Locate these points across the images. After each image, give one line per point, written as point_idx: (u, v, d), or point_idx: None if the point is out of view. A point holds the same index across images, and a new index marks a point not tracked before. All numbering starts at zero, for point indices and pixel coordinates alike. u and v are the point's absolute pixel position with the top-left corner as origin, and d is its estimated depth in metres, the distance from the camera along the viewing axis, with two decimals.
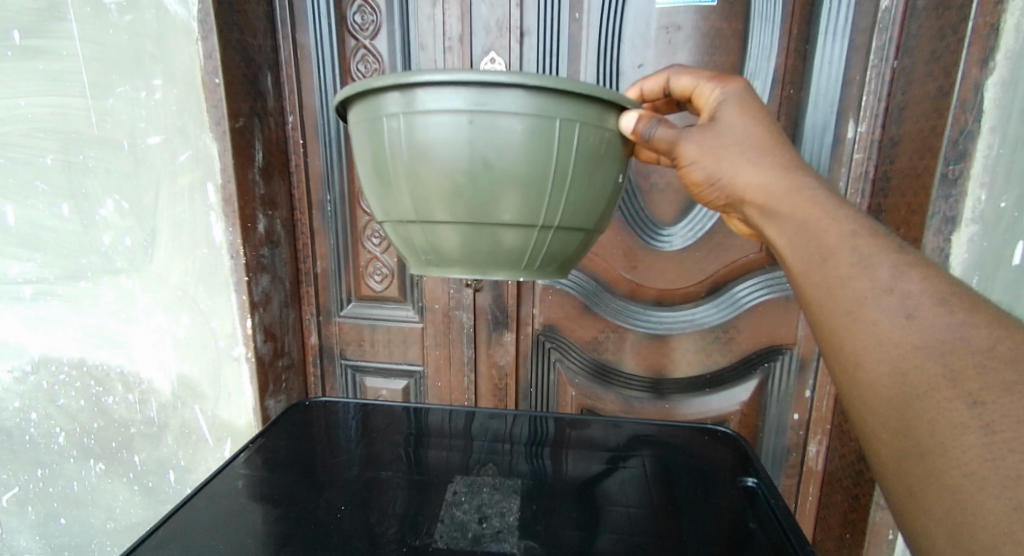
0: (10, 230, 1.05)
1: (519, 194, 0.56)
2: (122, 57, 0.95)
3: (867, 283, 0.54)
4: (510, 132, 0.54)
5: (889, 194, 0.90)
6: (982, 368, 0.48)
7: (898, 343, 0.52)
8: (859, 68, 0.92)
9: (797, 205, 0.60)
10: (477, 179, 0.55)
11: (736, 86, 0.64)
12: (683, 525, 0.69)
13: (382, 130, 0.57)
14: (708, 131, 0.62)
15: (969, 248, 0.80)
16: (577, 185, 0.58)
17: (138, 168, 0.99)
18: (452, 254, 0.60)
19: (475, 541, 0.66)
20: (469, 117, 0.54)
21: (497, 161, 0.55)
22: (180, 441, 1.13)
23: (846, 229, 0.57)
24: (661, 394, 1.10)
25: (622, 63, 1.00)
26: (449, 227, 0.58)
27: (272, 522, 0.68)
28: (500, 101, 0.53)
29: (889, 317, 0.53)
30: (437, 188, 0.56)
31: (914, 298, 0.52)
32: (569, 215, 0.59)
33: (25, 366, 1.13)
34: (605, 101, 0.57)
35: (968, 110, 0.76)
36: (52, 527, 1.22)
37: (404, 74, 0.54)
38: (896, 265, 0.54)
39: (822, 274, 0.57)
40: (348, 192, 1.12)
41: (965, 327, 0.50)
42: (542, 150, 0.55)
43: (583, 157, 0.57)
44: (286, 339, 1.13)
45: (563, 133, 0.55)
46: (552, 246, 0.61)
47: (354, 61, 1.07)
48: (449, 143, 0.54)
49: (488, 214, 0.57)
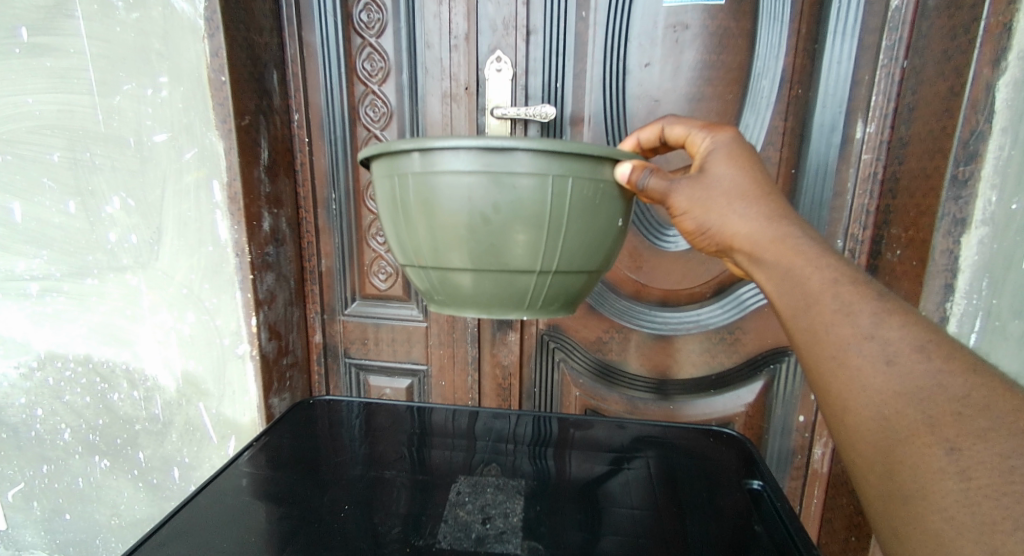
0: (16, 228, 1.05)
1: (518, 245, 0.59)
2: (130, 55, 0.96)
3: (849, 329, 0.56)
4: (507, 191, 0.57)
5: (898, 195, 0.89)
6: (959, 416, 0.50)
7: (880, 389, 0.53)
8: (868, 67, 0.91)
9: (781, 254, 0.60)
10: (476, 232, 0.58)
11: (727, 137, 0.64)
12: (687, 527, 0.68)
13: (392, 188, 0.61)
14: (698, 182, 0.62)
15: (979, 250, 0.78)
16: (572, 232, 0.60)
17: (144, 166, 1.00)
18: (460, 298, 0.63)
19: (479, 541, 0.65)
20: (468, 179, 0.57)
21: (495, 217, 0.57)
22: (185, 438, 1.13)
23: (828, 275, 0.58)
24: (665, 394, 1.09)
25: (628, 62, 1.00)
26: (454, 274, 0.61)
27: (276, 520, 0.68)
28: (497, 164, 0.56)
29: (872, 362, 0.54)
30: (444, 239, 0.59)
31: (894, 345, 0.54)
32: (568, 260, 0.61)
33: (31, 362, 1.13)
34: (597, 155, 0.58)
35: (979, 110, 0.76)
36: (57, 522, 1.23)
37: (407, 140, 0.58)
38: (877, 312, 0.55)
39: (809, 318, 0.58)
40: (353, 190, 1.12)
41: (942, 374, 0.52)
42: (537, 206, 0.57)
43: (577, 207, 0.59)
44: (290, 337, 1.13)
45: (556, 187, 0.57)
46: (554, 288, 0.63)
47: (360, 59, 1.06)
48: (450, 200, 0.58)
49: (491, 261, 0.59)
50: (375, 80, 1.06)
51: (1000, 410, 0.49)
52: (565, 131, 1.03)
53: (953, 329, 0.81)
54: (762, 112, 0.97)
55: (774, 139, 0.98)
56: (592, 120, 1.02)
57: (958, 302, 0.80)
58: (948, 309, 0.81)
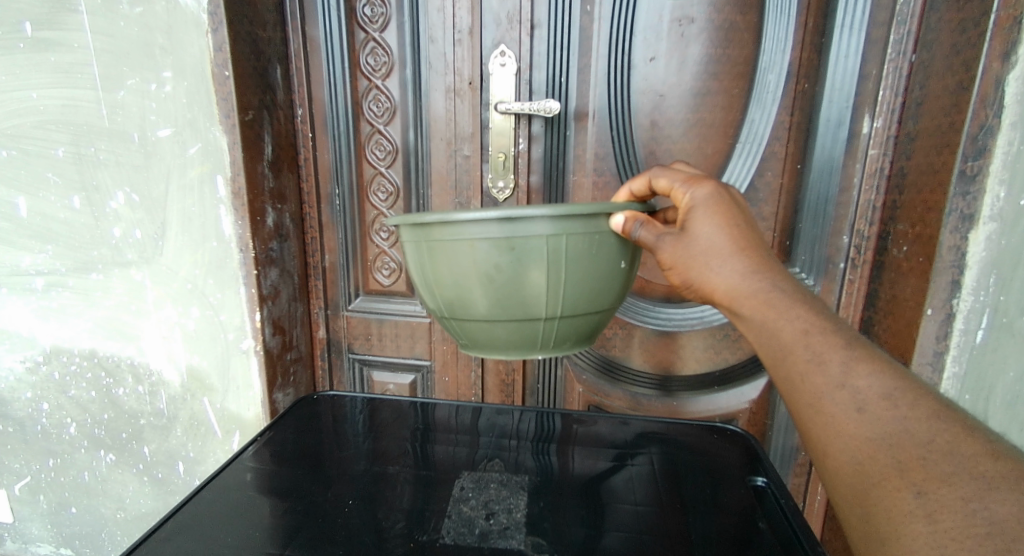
0: (22, 222, 1.06)
1: (523, 298, 0.63)
2: (133, 49, 0.96)
3: (822, 378, 0.57)
4: (505, 253, 0.61)
5: (904, 191, 0.88)
6: (925, 460, 0.51)
7: (855, 435, 0.55)
8: (876, 62, 0.90)
9: (758, 307, 0.61)
10: (484, 291, 0.63)
11: (706, 192, 0.64)
12: (690, 523, 0.68)
13: (410, 251, 0.67)
14: (682, 243, 0.63)
15: (986, 246, 0.77)
16: (573, 283, 0.63)
17: (148, 161, 1.00)
18: (479, 344, 0.68)
19: (482, 537, 0.65)
20: (470, 245, 0.61)
21: (497, 276, 0.62)
22: (189, 433, 1.13)
23: (799, 326, 0.59)
24: (669, 391, 1.09)
25: (633, 57, 0.99)
26: (471, 325, 0.66)
27: (281, 514, 0.68)
28: (493, 229, 0.60)
29: (844, 410, 0.56)
30: (458, 296, 0.65)
31: (863, 393, 0.55)
32: (571, 305, 0.65)
33: (37, 357, 1.14)
34: (589, 211, 0.61)
35: (988, 105, 0.75)
36: (63, 516, 1.24)
37: (415, 214, 0.63)
38: (847, 360, 0.57)
39: (784, 367, 0.60)
40: (358, 185, 1.11)
41: (909, 421, 0.53)
42: (534, 263, 0.61)
43: (576, 260, 0.62)
44: (294, 332, 1.13)
45: (552, 245, 0.61)
46: (565, 330, 0.67)
47: (363, 53, 1.06)
48: (458, 264, 0.63)
49: (500, 314, 0.64)
50: (378, 75, 1.06)
51: (962, 455, 0.51)
52: (569, 126, 1.03)
53: (961, 326, 0.80)
54: (768, 107, 0.97)
55: (780, 134, 0.97)
56: (597, 115, 1.01)
57: (965, 298, 0.80)
58: (955, 305, 0.80)
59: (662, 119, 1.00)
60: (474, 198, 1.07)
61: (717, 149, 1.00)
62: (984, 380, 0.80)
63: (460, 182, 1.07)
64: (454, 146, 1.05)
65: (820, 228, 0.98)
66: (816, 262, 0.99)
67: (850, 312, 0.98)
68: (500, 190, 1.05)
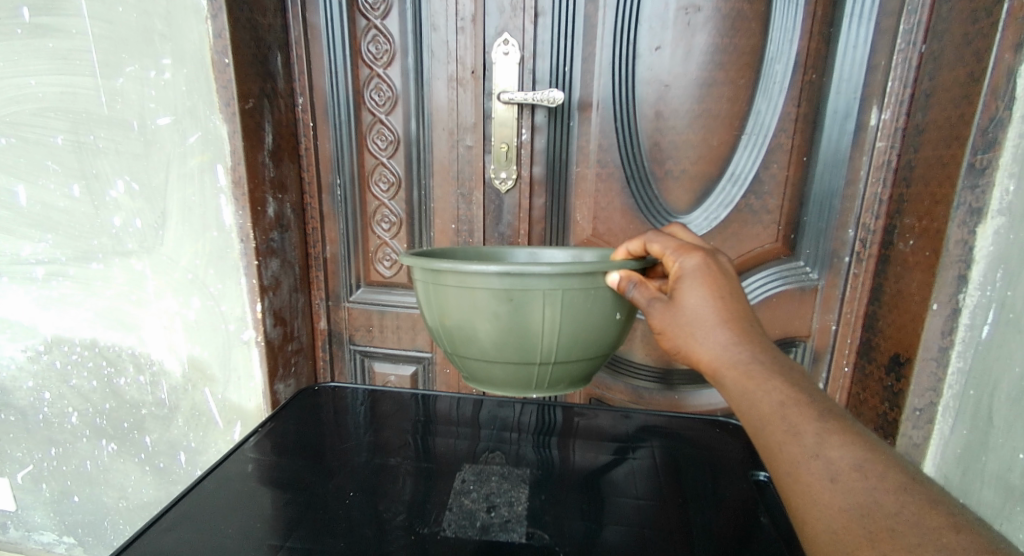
0: (22, 210, 1.06)
1: (520, 343, 0.67)
2: (132, 36, 0.95)
3: (796, 448, 0.52)
4: (503, 303, 0.65)
5: (912, 183, 0.87)
6: (894, 532, 0.46)
7: (828, 505, 0.49)
8: (884, 52, 0.89)
9: (739, 376, 0.58)
10: (483, 333, 0.67)
11: (695, 262, 0.63)
12: (691, 517, 0.68)
13: (419, 287, 0.70)
14: (671, 311, 0.62)
15: (994, 241, 0.76)
16: (567, 332, 0.67)
17: (148, 149, 0.99)
18: (479, 378, 0.72)
19: (483, 529, 0.65)
20: (472, 293, 0.65)
21: (495, 322, 0.66)
22: (191, 423, 1.13)
23: (775, 398, 0.55)
24: (670, 385, 1.08)
25: (638, 46, 0.98)
26: (471, 361, 0.70)
27: (281, 506, 0.68)
28: (493, 281, 0.64)
29: (818, 479, 0.50)
30: (460, 334, 0.68)
31: (836, 463, 0.50)
32: (564, 350, 0.68)
33: (38, 346, 1.14)
34: (587, 269, 0.64)
35: (999, 97, 0.74)
36: (65, 504, 1.24)
37: (425, 259, 0.66)
38: (820, 431, 0.52)
39: (762, 437, 0.55)
40: (359, 175, 1.11)
41: (879, 491, 0.48)
42: (531, 313, 0.65)
43: (571, 312, 0.66)
44: (295, 324, 1.13)
45: (548, 298, 0.64)
46: (558, 373, 0.70)
47: (365, 41, 1.05)
48: (461, 307, 0.66)
49: (497, 355, 0.68)
50: (380, 64, 1.05)
51: (927, 526, 0.46)
52: (573, 117, 1.02)
53: (966, 321, 0.79)
54: (775, 98, 0.95)
55: (786, 125, 0.96)
56: (600, 105, 1.00)
57: (971, 293, 0.78)
58: (961, 300, 0.79)
59: (666, 110, 0.99)
60: (475, 189, 1.06)
61: (722, 140, 0.98)
62: (989, 375, 0.77)
63: (462, 173, 1.06)
64: (456, 136, 1.05)
65: (826, 222, 0.97)
66: (821, 255, 0.99)
67: (854, 306, 0.97)
68: (502, 181, 1.05)
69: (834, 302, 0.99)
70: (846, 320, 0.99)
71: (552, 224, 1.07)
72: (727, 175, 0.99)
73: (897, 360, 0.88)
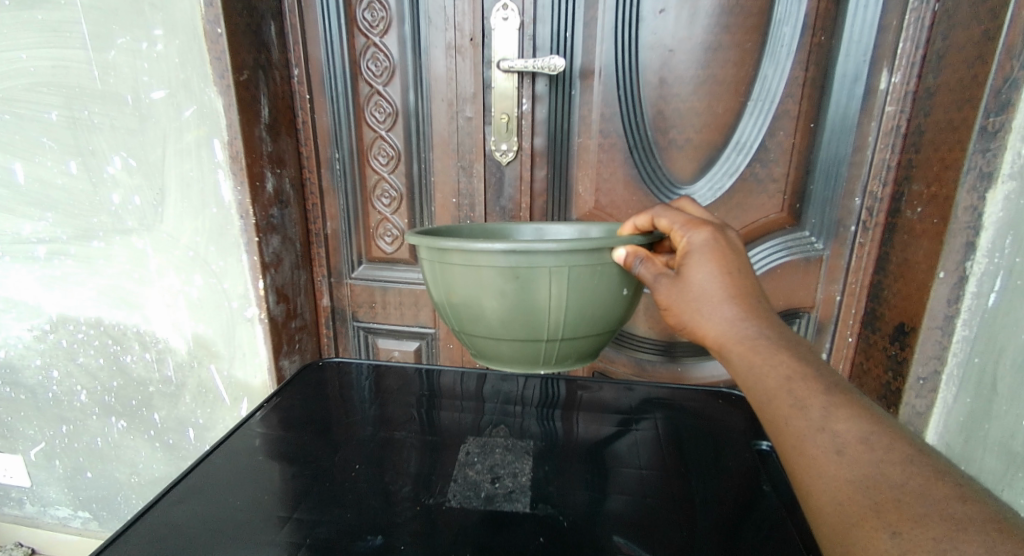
0: (20, 189, 1.05)
1: (527, 321, 0.66)
2: (121, 7, 0.92)
3: (802, 422, 0.52)
4: (509, 280, 0.64)
5: (922, 148, 0.85)
6: (900, 502, 0.45)
7: (833, 476, 0.49)
8: (896, 12, 0.87)
9: (744, 352, 0.58)
10: (491, 310, 0.66)
11: (704, 236, 0.62)
12: (694, 487, 0.68)
13: (426, 266, 0.69)
14: (678, 286, 0.62)
15: (1005, 206, 0.74)
16: (574, 307, 0.66)
17: (144, 125, 0.97)
18: (487, 356, 0.72)
19: (488, 500, 0.65)
20: (478, 271, 0.64)
21: (502, 301, 0.65)
22: (198, 400, 1.14)
23: (781, 373, 0.55)
24: (673, 357, 1.08)
25: (641, 9, 0.95)
26: (478, 338, 0.70)
27: (289, 479, 0.68)
28: (499, 260, 0.63)
29: (823, 452, 0.50)
30: (468, 312, 0.68)
31: (842, 436, 0.50)
32: (571, 326, 0.67)
33: (44, 325, 1.14)
34: (593, 245, 0.63)
35: (1014, 56, 0.71)
36: (78, 480, 1.26)
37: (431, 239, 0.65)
38: (827, 405, 0.52)
39: (768, 413, 0.55)
40: (358, 149, 1.09)
41: (884, 463, 0.48)
42: (537, 290, 0.64)
43: (578, 288, 0.65)
44: (298, 301, 1.12)
45: (554, 274, 0.63)
46: (565, 349, 0.69)
47: (360, 8, 1.02)
48: (467, 286, 0.66)
49: (503, 333, 0.68)
50: (376, 32, 1.02)
51: (934, 496, 0.45)
52: (574, 85, 1.00)
53: (973, 290, 0.78)
54: (782, 62, 0.93)
55: (793, 90, 0.94)
56: (603, 72, 0.98)
57: (978, 261, 0.77)
58: (967, 268, 0.78)
59: (671, 76, 0.97)
60: (476, 162, 1.05)
61: (727, 108, 0.96)
62: (995, 343, 0.76)
63: (462, 145, 1.05)
64: (455, 107, 1.03)
65: (832, 190, 0.96)
66: (826, 224, 0.97)
67: (859, 276, 0.96)
68: (503, 153, 1.03)
69: (839, 272, 0.98)
70: (851, 290, 0.98)
71: (554, 196, 1.06)
72: (732, 144, 0.98)
73: (902, 329, 0.87)
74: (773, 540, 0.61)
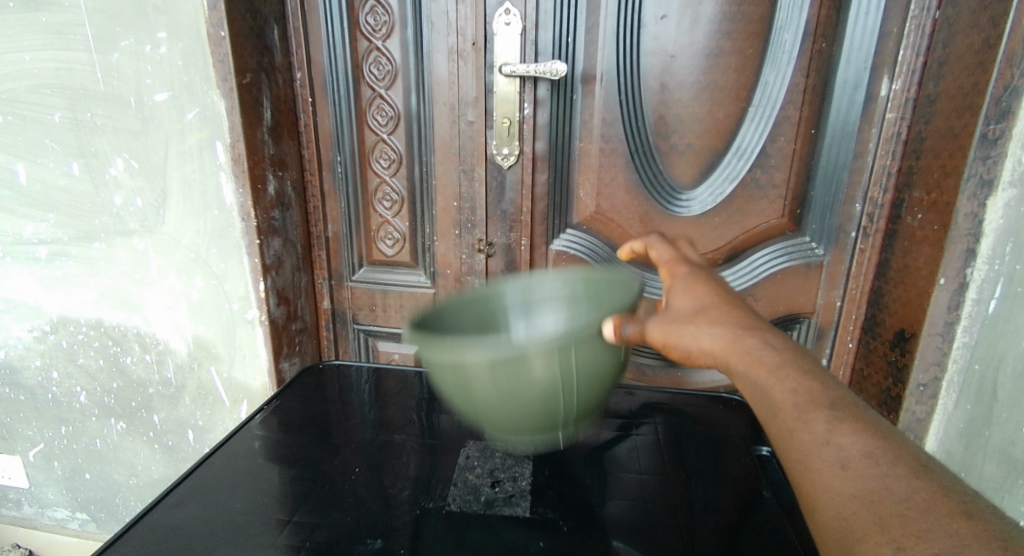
0: (21, 190, 1.05)
1: (524, 402, 0.63)
2: (124, 9, 0.93)
3: (806, 435, 0.51)
4: (503, 373, 0.60)
5: (922, 155, 0.86)
6: (904, 517, 0.45)
7: (838, 490, 0.48)
8: (897, 19, 0.87)
9: (745, 361, 0.57)
10: (487, 397, 0.63)
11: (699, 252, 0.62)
12: (695, 494, 0.67)
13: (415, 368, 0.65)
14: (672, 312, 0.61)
15: (1005, 213, 0.74)
16: (575, 384, 0.63)
17: (146, 127, 0.98)
18: (485, 427, 0.68)
19: (488, 505, 0.65)
20: (470, 378, 0.61)
21: (496, 393, 0.61)
22: (198, 401, 1.14)
23: (787, 386, 0.55)
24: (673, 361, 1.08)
25: (643, 15, 0.95)
26: (475, 416, 0.66)
27: (288, 482, 0.68)
28: (490, 361, 0.59)
29: (827, 466, 0.50)
30: (462, 395, 0.64)
31: (847, 450, 0.50)
32: (571, 399, 0.64)
33: (44, 326, 1.14)
34: None
35: (1014, 64, 0.72)
36: (77, 481, 1.26)
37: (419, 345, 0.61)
38: (831, 420, 0.52)
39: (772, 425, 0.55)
40: (360, 152, 1.09)
41: (888, 477, 0.47)
42: (534, 374, 0.61)
43: (576, 365, 0.62)
44: (298, 303, 1.13)
45: (551, 355, 0.60)
46: (566, 418, 0.67)
47: (362, 12, 1.02)
48: (460, 384, 0.62)
49: (500, 416, 0.64)
50: (378, 36, 1.03)
51: (938, 512, 0.44)
52: (576, 89, 1.00)
53: (973, 296, 0.78)
54: (783, 68, 0.93)
55: (794, 96, 0.94)
56: (604, 77, 0.98)
57: (979, 268, 0.77)
58: (968, 275, 0.78)
59: (672, 82, 0.97)
60: (477, 166, 1.05)
61: (728, 113, 0.96)
62: (995, 350, 0.76)
63: (463, 149, 1.05)
64: (457, 111, 1.03)
65: (832, 196, 0.96)
66: (826, 230, 0.98)
67: (859, 282, 0.97)
68: (504, 157, 1.04)
69: (839, 278, 0.98)
70: (851, 295, 0.98)
71: (555, 200, 1.06)
72: (732, 150, 0.98)
73: (902, 336, 0.87)
74: (773, 544, 0.61)
